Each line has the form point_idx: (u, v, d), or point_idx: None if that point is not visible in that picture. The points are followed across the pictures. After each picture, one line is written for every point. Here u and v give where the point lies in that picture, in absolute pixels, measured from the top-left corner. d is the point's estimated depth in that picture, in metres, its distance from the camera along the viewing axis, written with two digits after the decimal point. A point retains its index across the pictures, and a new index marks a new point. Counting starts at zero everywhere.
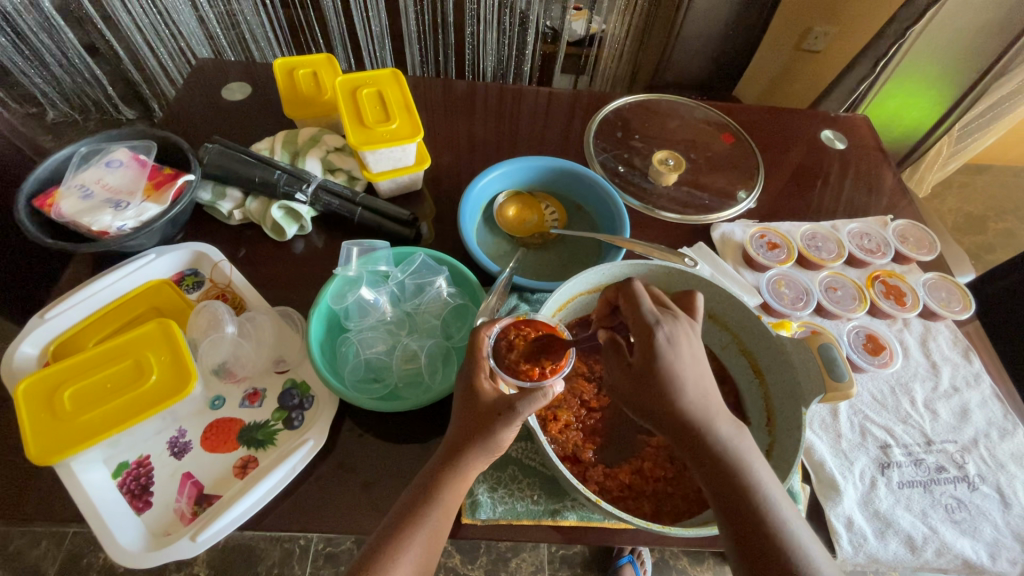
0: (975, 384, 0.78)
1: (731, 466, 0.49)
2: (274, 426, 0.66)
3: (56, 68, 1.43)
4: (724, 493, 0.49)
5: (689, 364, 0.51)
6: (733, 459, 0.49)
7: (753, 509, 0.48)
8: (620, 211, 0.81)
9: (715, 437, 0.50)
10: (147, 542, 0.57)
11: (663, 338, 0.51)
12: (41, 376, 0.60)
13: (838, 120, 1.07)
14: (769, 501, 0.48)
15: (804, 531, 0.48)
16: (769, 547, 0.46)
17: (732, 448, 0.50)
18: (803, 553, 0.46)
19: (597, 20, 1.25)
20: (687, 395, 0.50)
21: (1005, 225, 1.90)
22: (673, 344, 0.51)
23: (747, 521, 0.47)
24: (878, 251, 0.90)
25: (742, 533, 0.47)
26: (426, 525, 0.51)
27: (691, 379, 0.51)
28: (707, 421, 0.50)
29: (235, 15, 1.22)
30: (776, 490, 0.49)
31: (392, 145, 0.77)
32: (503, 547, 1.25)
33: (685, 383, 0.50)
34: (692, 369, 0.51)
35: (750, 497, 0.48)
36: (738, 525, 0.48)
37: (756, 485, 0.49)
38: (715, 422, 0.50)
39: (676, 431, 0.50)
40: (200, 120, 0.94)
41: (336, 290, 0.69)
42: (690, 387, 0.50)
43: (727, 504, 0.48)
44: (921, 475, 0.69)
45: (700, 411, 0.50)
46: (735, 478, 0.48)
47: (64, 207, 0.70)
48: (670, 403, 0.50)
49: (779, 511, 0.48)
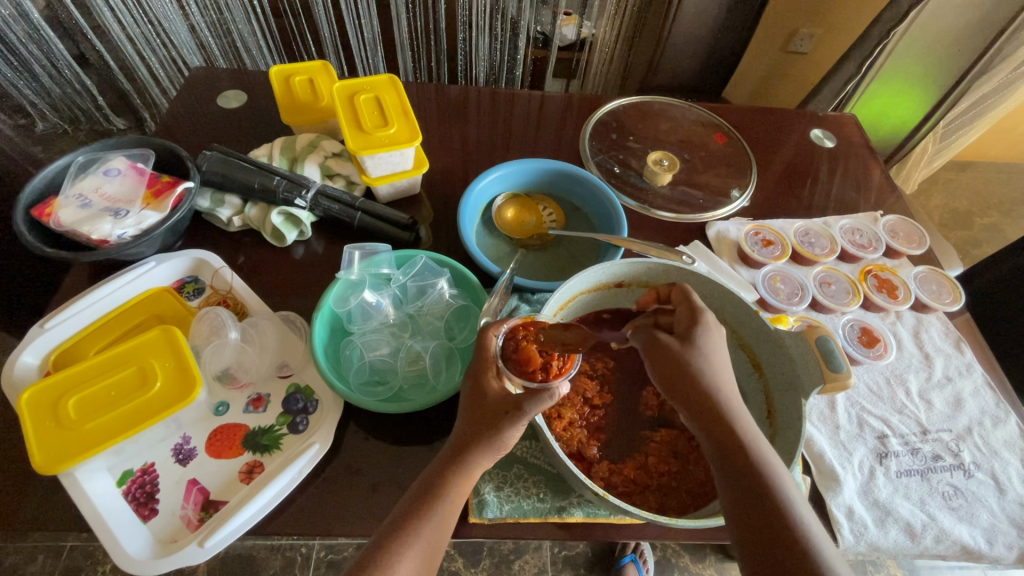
0: (967, 373, 0.80)
1: (751, 449, 0.50)
2: (279, 430, 0.66)
3: (45, 78, 1.42)
4: (739, 472, 0.50)
5: (724, 351, 0.56)
6: (754, 444, 0.51)
7: (768, 491, 0.48)
8: (618, 211, 0.82)
9: (740, 421, 0.52)
10: (154, 550, 0.57)
11: (711, 321, 0.57)
12: (45, 385, 0.60)
13: (826, 119, 1.10)
14: (786, 492, 0.48)
15: (816, 524, 0.48)
16: (780, 528, 0.46)
17: (752, 435, 0.52)
18: (815, 541, 0.46)
19: (587, 25, 1.26)
20: (720, 372, 0.54)
21: (990, 220, 1.94)
22: (717, 329, 0.57)
23: (761, 501, 0.48)
24: (869, 246, 0.92)
25: (754, 512, 0.48)
26: (434, 516, 0.51)
27: (723, 363, 0.55)
28: (733, 406, 0.53)
29: (227, 23, 1.21)
30: (790, 484, 0.50)
31: (390, 150, 0.77)
32: (505, 550, 1.25)
33: (720, 363, 0.55)
34: (725, 356, 0.56)
35: (764, 482, 0.49)
36: (750, 505, 0.48)
37: (771, 472, 0.49)
38: (738, 408, 0.53)
39: (702, 410, 0.53)
40: (196, 129, 0.94)
41: (338, 294, 0.70)
42: (722, 370, 0.55)
43: (740, 483, 0.49)
44: (918, 464, 0.71)
45: (728, 393, 0.54)
46: (753, 461, 0.50)
47: (62, 216, 0.70)
48: (705, 379, 0.54)
49: (793, 500, 0.48)
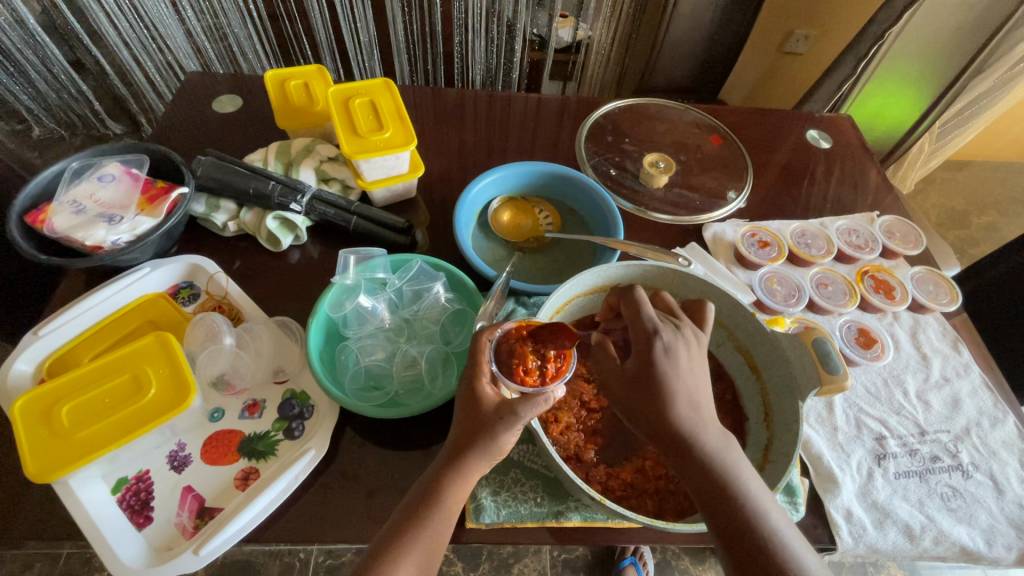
0: (965, 374, 0.79)
1: (721, 473, 0.50)
2: (275, 436, 0.66)
3: (42, 85, 1.42)
4: (713, 500, 0.49)
5: (683, 374, 0.54)
6: (722, 468, 0.50)
7: (742, 514, 0.48)
8: (613, 213, 0.82)
9: (703, 449, 0.51)
10: (148, 558, 0.57)
11: (660, 347, 0.55)
12: (38, 393, 0.60)
13: (822, 121, 1.10)
14: (759, 508, 0.48)
15: (795, 537, 0.48)
16: (757, 551, 0.46)
17: (719, 458, 0.50)
18: (792, 557, 0.46)
19: (583, 27, 1.27)
20: (678, 401, 0.53)
21: (987, 219, 1.94)
22: (670, 354, 0.55)
23: (737, 525, 0.48)
24: (866, 247, 0.92)
25: (731, 538, 0.48)
26: (427, 529, 0.51)
27: (684, 388, 0.53)
28: (696, 431, 0.52)
29: (223, 28, 1.21)
30: (767, 499, 0.50)
31: (385, 154, 0.77)
32: (505, 553, 1.24)
33: (679, 390, 0.53)
34: (687, 379, 0.54)
35: (740, 503, 0.48)
36: (727, 530, 0.48)
37: (744, 495, 0.49)
38: (703, 432, 0.52)
39: (665, 441, 0.52)
40: (191, 134, 0.94)
41: (333, 300, 0.69)
42: (682, 396, 0.53)
43: (714, 509, 0.49)
44: (916, 465, 0.70)
45: (688, 420, 0.52)
46: (725, 485, 0.49)
47: (56, 222, 0.70)
48: (662, 410, 0.52)
49: (770, 518, 0.48)
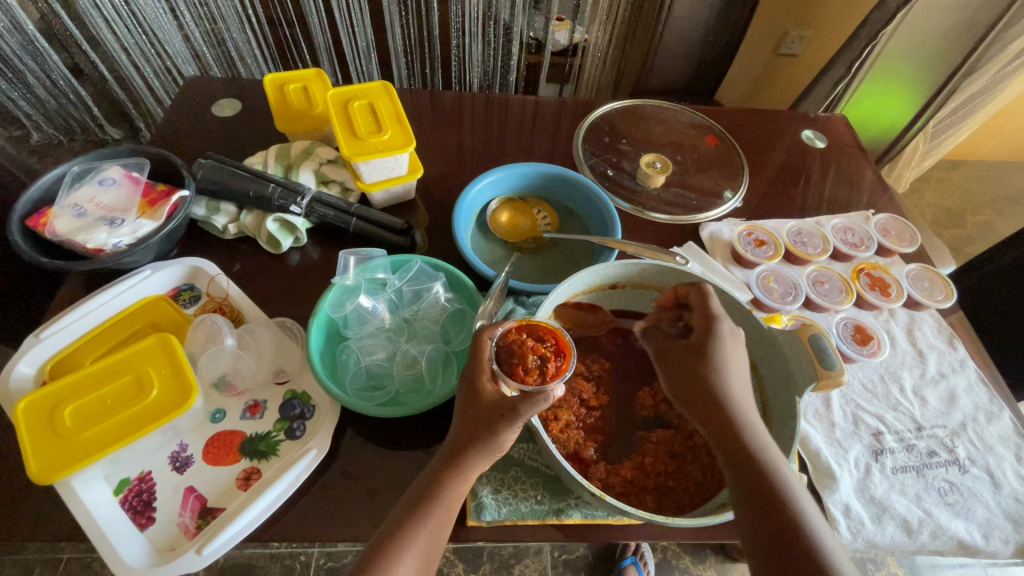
0: (961, 370, 0.80)
1: (757, 449, 0.52)
2: (276, 436, 0.66)
3: (40, 90, 1.43)
4: (747, 472, 0.51)
5: (737, 357, 0.58)
6: (760, 446, 0.52)
7: (774, 489, 0.49)
8: (611, 213, 0.83)
9: (749, 428, 0.54)
10: (150, 558, 0.57)
11: (728, 328, 0.59)
12: (41, 395, 0.60)
13: (817, 121, 1.11)
14: (791, 488, 0.50)
15: (821, 525, 0.48)
16: (784, 528, 0.47)
17: (759, 435, 0.53)
18: (818, 539, 0.47)
19: (579, 31, 1.28)
20: (731, 379, 0.57)
21: (982, 218, 1.95)
22: (732, 336, 0.59)
23: (767, 500, 0.49)
24: (861, 245, 0.93)
25: (760, 512, 0.49)
26: (427, 524, 0.51)
27: (737, 371, 0.57)
28: (744, 411, 0.55)
29: (220, 32, 1.22)
30: (797, 485, 0.51)
31: (384, 156, 0.78)
32: (505, 554, 1.24)
33: (733, 370, 0.57)
34: (740, 364, 0.58)
35: (772, 479, 0.50)
36: (758, 501, 0.49)
37: (777, 473, 0.50)
38: (749, 413, 0.55)
39: (714, 413, 0.55)
40: (191, 138, 0.94)
41: (334, 300, 0.70)
42: (736, 377, 0.57)
43: (747, 479, 0.51)
44: (913, 460, 0.71)
45: (738, 399, 0.56)
46: (760, 460, 0.51)
47: (58, 225, 0.70)
48: (716, 383, 0.56)
49: (799, 500, 0.49)
